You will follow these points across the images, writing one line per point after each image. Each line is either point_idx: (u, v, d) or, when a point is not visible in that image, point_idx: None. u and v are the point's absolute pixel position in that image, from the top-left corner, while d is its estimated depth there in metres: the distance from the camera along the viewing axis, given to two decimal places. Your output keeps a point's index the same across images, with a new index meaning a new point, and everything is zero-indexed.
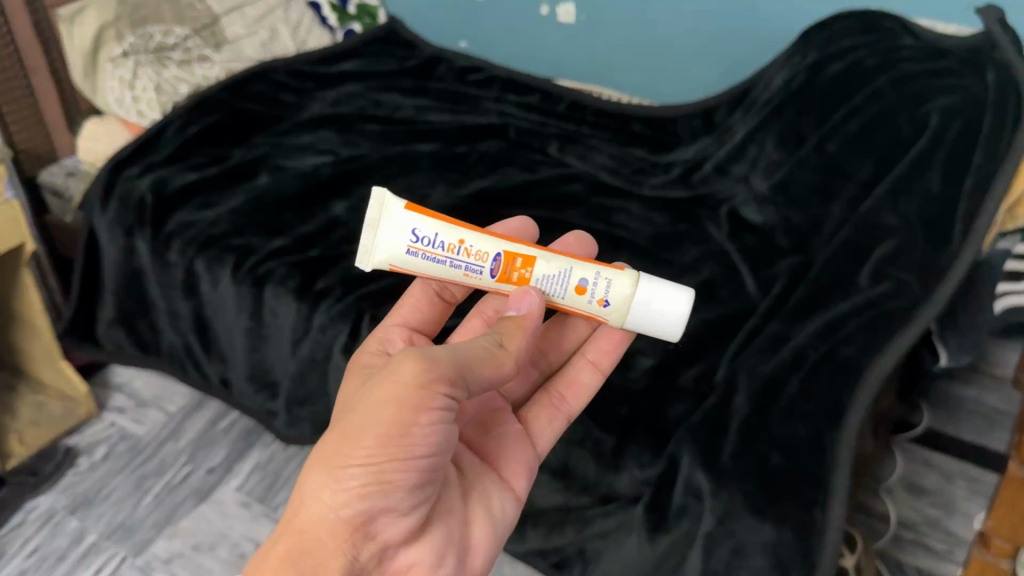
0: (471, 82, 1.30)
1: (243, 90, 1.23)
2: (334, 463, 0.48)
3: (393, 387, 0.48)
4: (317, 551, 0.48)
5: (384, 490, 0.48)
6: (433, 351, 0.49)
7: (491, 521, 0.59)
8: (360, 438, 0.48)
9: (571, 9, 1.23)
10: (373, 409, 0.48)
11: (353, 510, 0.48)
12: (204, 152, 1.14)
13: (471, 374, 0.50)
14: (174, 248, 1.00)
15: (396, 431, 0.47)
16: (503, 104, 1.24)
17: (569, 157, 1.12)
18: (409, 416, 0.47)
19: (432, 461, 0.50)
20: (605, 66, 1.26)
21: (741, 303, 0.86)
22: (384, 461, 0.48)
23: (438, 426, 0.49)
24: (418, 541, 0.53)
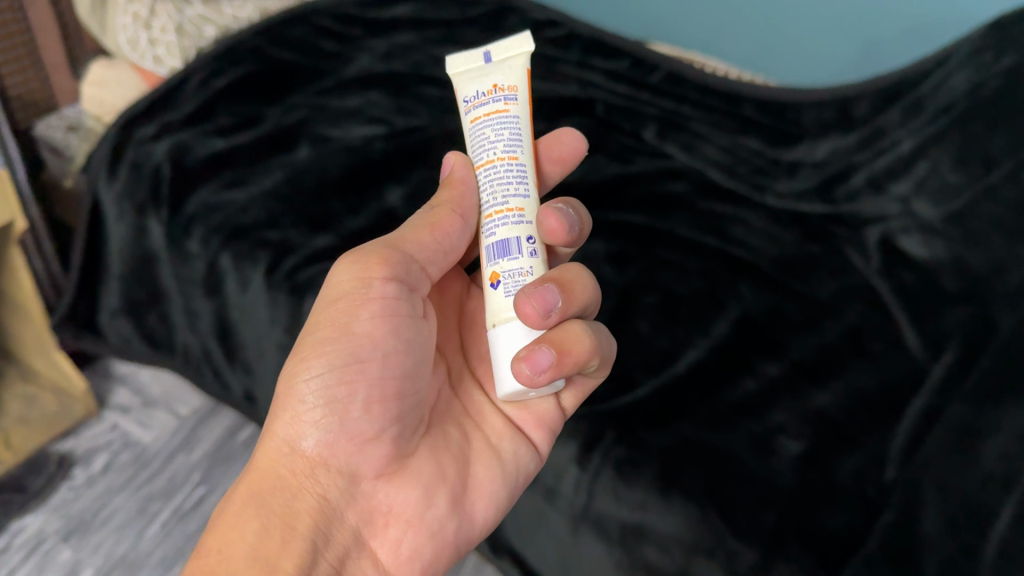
0: (548, 39, 1.09)
1: (278, 37, 1.04)
2: (285, 387, 0.51)
3: (335, 296, 0.52)
4: (284, 489, 0.49)
5: (338, 415, 0.50)
6: (363, 250, 0.52)
7: (495, 463, 0.55)
8: (303, 353, 0.51)
9: None
10: (317, 322, 0.52)
11: (311, 438, 0.50)
12: (233, 111, 0.96)
13: (405, 246, 0.52)
14: (195, 236, 0.83)
15: (332, 336, 0.51)
16: (586, 71, 1.05)
17: (669, 144, 0.93)
18: (342, 316, 0.51)
19: (384, 365, 0.50)
20: (711, 32, 1.06)
21: (903, 366, 0.69)
22: (331, 371, 0.50)
23: (386, 319, 0.50)
24: (397, 476, 0.51)
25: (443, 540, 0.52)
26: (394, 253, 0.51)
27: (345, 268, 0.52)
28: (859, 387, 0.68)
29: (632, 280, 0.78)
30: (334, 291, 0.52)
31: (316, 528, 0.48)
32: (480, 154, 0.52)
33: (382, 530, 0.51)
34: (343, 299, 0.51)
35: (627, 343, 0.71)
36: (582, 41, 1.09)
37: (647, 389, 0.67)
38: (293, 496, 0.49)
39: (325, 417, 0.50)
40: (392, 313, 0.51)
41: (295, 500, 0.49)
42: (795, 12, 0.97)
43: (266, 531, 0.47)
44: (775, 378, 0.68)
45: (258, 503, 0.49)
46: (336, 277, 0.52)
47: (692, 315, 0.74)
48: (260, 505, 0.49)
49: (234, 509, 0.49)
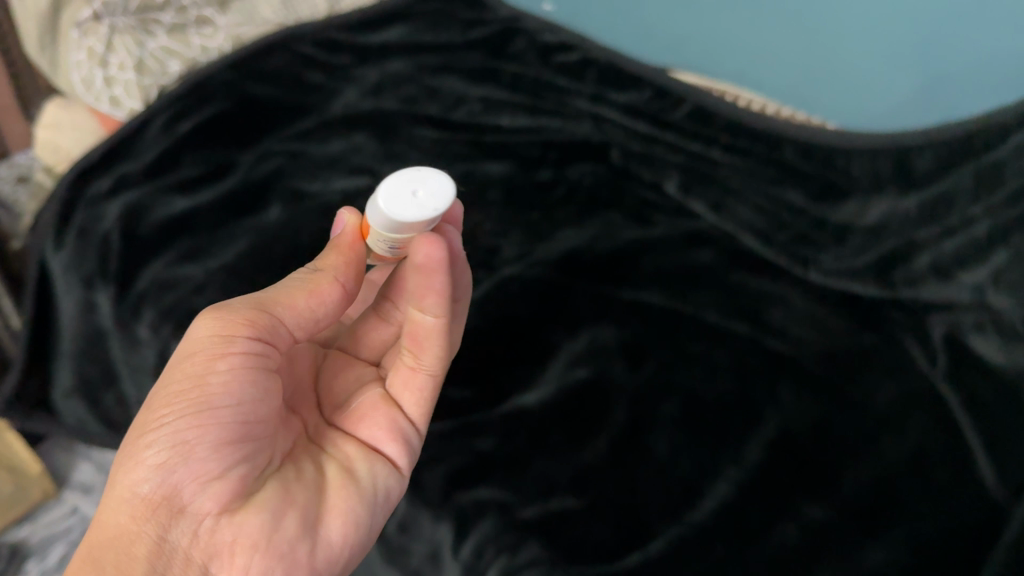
0: (559, 66, 0.96)
1: (254, 69, 0.92)
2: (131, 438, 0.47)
3: (194, 350, 0.47)
4: (121, 540, 0.45)
5: (183, 457, 0.45)
6: (229, 305, 0.48)
7: (354, 492, 0.53)
8: (151, 403, 0.47)
9: None
10: (169, 378, 0.47)
11: (152, 482, 0.45)
12: (199, 158, 0.84)
13: (275, 309, 0.49)
14: (145, 320, 0.72)
15: (192, 391, 0.46)
16: (601, 105, 0.92)
17: (696, 201, 0.81)
18: (193, 365, 0.47)
19: (238, 413, 0.47)
20: (744, 59, 0.92)
21: (978, 505, 0.57)
22: (186, 417, 0.46)
23: (242, 372, 0.47)
24: (241, 512, 0.47)
25: (296, 562, 0.48)
26: (262, 315, 0.48)
27: (210, 325, 0.48)
28: (926, 533, 0.55)
29: (651, 384, 0.65)
30: (191, 348, 0.47)
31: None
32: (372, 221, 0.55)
33: (225, 564, 0.47)
34: (200, 348, 0.47)
35: (643, 470, 0.59)
36: (598, 68, 0.96)
37: (663, 541, 0.55)
38: (129, 544, 0.45)
39: (168, 461, 0.45)
40: (255, 363, 0.48)
41: (135, 548, 0.45)
42: (846, 42, 0.83)
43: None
44: (822, 525, 0.56)
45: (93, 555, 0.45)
46: (198, 331, 0.48)
47: (721, 432, 0.62)
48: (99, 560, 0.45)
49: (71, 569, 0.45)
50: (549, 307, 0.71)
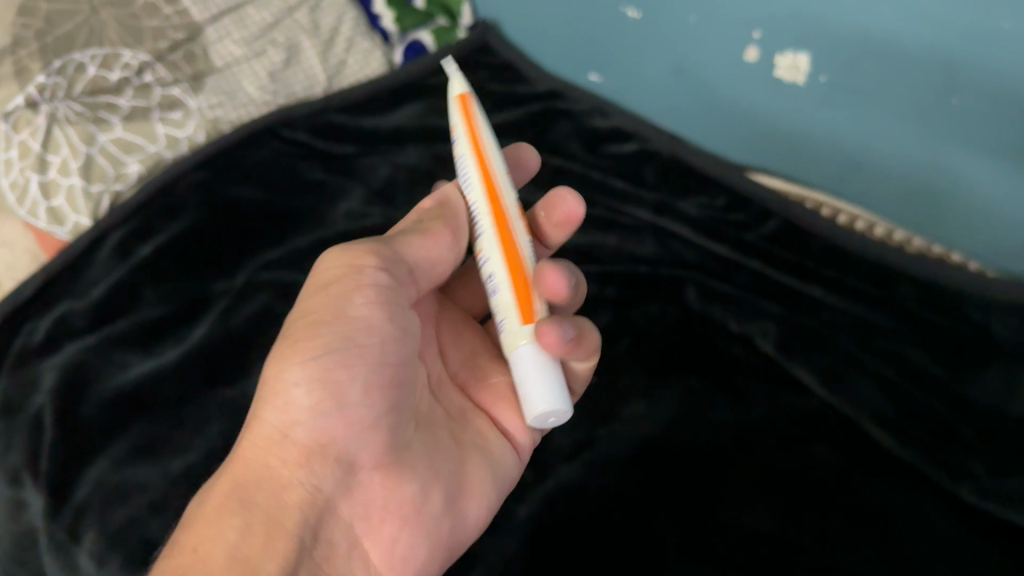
0: (610, 160, 0.79)
1: (236, 165, 0.74)
2: (275, 371, 0.50)
3: (330, 284, 0.51)
4: (272, 480, 0.48)
5: (335, 400, 0.49)
6: (357, 242, 0.53)
7: (487, 466, 0.56)
8: (292, 336, 0.50)
9: (802, 63, 0.71)
10: (308, 306, 0.52)
11: (304, 426, 0.49)
12: (163, 291, 0.66)
13: (398, 245, 0.53)
14: (85, 546, 0.54)
15: (327, 325, 0.50)
16: (665, 214, 0.74)
17: (799, 369, 0.62)
18: (329, 308, 0.51)
19: (381, 350, 0.51)
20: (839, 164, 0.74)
21: None
22: (323, 356, 0.50)
23: (380, 307, 0.51)
24: (395, 468, 0.51)
25: (439, 536, 0.52)
26: (386, 249, 0.53)
27: (343, 257, 0.52)
28: None
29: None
30: (321, 283, 0.52)
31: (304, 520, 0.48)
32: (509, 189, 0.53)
33: (373, 527, 0.51)
34: (336, 285, 0.51)
35: None
36: (658, 162, 0.78)
37: None
38: (282, 488, 0.48)
39: (321, 402, 0.49)
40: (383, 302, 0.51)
41: (239, 500, 0.47)
42: (978, 158, 0.66)
43: (237, 508, 0.47)
44: None
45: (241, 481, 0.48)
46: (329, 273, 0.52)
47: None
48: (243, 482, 0.48)
49: (219, 496, 0.48)
50: (596, 531, 0.54)
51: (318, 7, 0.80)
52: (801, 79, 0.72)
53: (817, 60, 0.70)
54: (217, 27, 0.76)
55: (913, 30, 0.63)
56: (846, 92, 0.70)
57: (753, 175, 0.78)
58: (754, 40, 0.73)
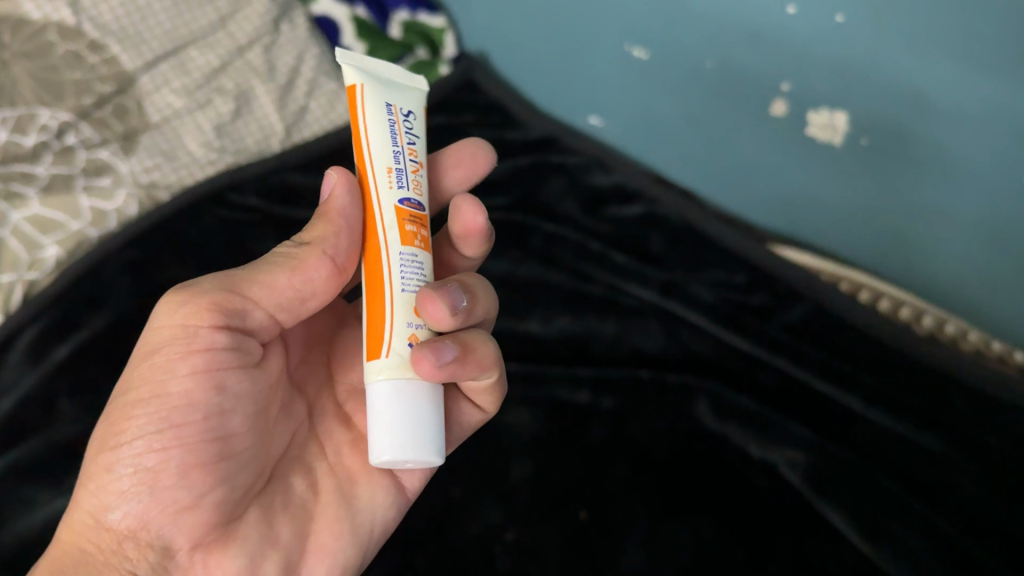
0: (611, 225, 0.68)
1: (177, 238, 0.63)
2: (98, 446, 0.41)
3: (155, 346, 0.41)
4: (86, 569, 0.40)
5: (149, 482, 0.40)
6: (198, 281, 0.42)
7: (348, 532, 0.45)
8: (118, 403, 0.41)
9: (838, 120, 0.60)
10: (136, 365, 0.41)
11: (120, 510, 0.40)
12: (85, 402, 0.57)
13: (245, 288, 0.41)
14: None
15: (142, 400, 0.40)
16: (674, 298, 0.63)
17: (840, 512, 0.52)
18: (150, 374, 0.40)
19: (207, 425, 0.40)
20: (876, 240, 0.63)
21: None
22: (135, 439, 0.40)
23: (209, 376, 0.40)
24: (226, 551, 0.41)
25: None
26: (231, 297, 0.41)
27: (172, 310, 0.40)
28: None
29: None
30: (154, 340, 0.41)
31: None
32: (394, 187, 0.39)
33: None
34: (159, 353, 0.40)
35: None
36: (672, 229, 0.67)
37: None
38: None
39: (134, 485, 0.40)
40: (215, 368, 0.40)
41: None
42: None
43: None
44: None
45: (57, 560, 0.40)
46: (159, 327, 0.41)
47: None
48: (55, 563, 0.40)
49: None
50: None
51: (275, 44, 0.70)
52: (836, 140, 0.61)
53: (857, 120, 0.60)
54: (153, 75, 0.65)
55: (979, 93, 0.54)
56: (894, 158, 0.59)
57: (775, 247, 0.67)
58: (782, 92, 0.62)
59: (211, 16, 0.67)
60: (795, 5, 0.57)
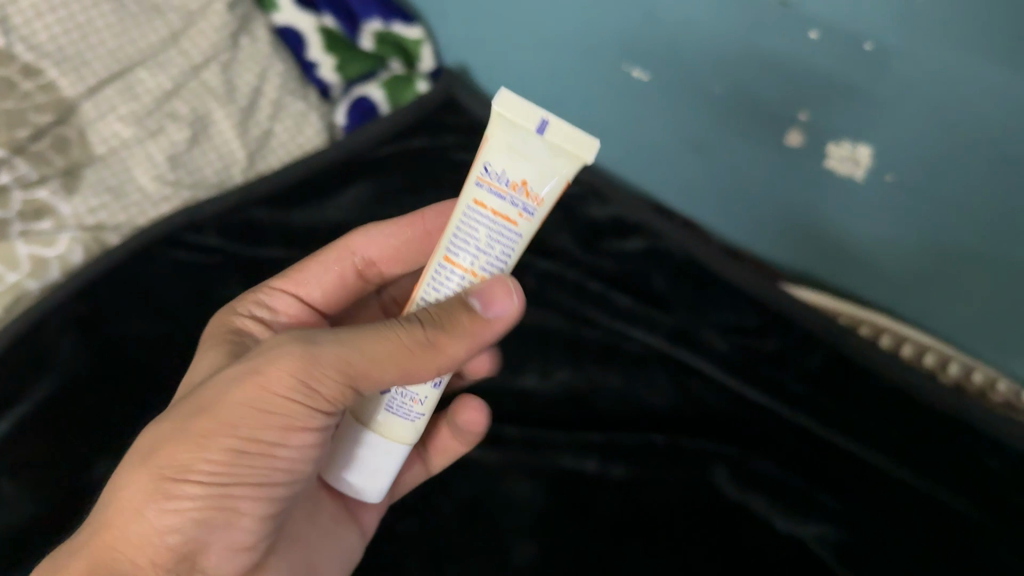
0: (611, 260, 0.63)
1: (130, 288, 0.57)
2: (162, 471, 0.37)
3: (259, 404, 0.37)
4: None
5: (222, 519, 0.39)
6: (321, 339, 0.37)
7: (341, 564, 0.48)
8: (204, 437, 0.37)
9: (860, 154, 0.55)
10: (229, 406, 0.37)
11: (182, 534, 0.38)
12: (30, 485, 0.50)
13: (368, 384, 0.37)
14: None
15: (241, 453, 0.38)
16: (684, 347, 0.58)
17: None
18: (252, 428, 0.38)
19: (294, 486, 0.41)
20: (898, 278, 0.59)
21: None
22: (219, 486, 0.38)
23: (314, 449, 0.40)
24: None
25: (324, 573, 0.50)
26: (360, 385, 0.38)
27: (280, 373, 0.37)
28: None
29: None
30: (251, 396, 0.37)
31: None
32: (455, 246, 0.36)
33: None
34: (279, 413, 0.38)
35: None
36: (673, 264, 0.62)
37: None
38: None
39: (204, 516, 0.38)
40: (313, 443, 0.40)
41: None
42: None
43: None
44: None
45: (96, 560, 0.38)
46: (269, 382, 0.37)
47: None
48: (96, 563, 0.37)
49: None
50: None
51: (234, 62, 0.62)
52: (858, 174, 0.56)
53: (881, 155, 0.55)
54: (96, 101, 0.58)
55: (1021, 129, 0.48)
56: (921, 196, 0.54)
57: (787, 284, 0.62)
58: (799, 121, 0.56)
59: (161, 33, 0.60)
60: (818, 32, 0.52)
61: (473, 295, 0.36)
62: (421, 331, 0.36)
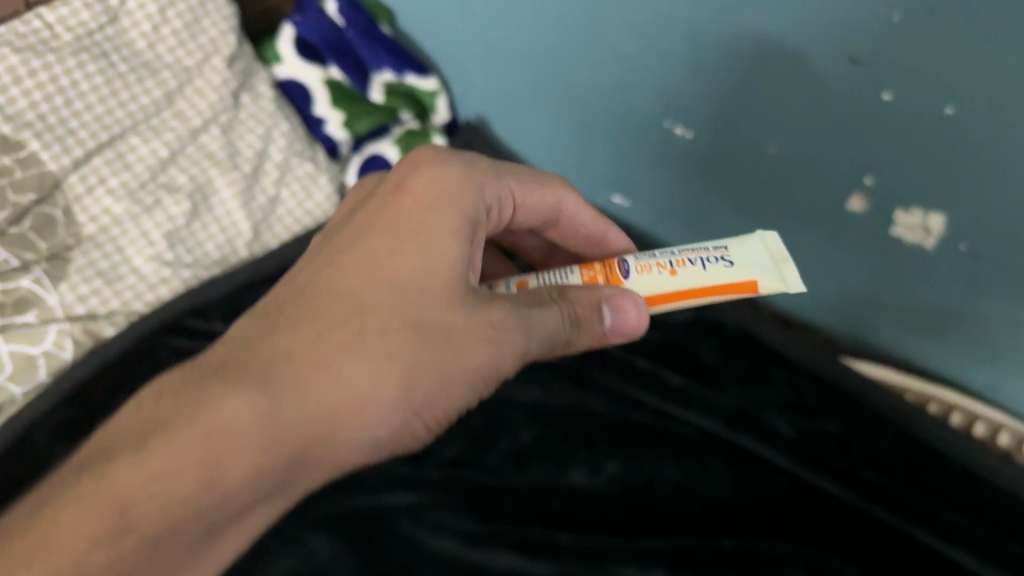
0: (655, 332, 0.60)
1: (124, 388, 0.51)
2: (410, 373, 0.37)
3: (502, 351, 0.40)
4: (246, 481, 0.33)
5: (365, 447, 0.37)
6: (553, 315, 0.41)
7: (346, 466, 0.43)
8: (449, 362, 0.39)
9: (932, 221, 0.51)
10: (470, 346, 0.39)
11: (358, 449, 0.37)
12: None
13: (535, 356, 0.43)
14: None
15: (454, 381, 0.40)
16: (741, 433, 0.53)
17: None
18: (481, 367, 0.40)
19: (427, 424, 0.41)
20: (963, 349, 0.55)
21: None
22: (419, 405, 0.39)
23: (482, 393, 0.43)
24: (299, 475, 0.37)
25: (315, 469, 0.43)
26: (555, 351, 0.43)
27: (541, 332, 0.41)
28: None
29: None
30: (494, 355, 0.40)
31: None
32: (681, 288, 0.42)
33: None
34: (507, 365, 0.41)
35: None
36: (724, 338, 0.59)
37: None
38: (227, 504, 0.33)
39: (386, 434, 0.38)
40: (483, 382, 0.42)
41: (241, 491, 0.33)
42: None
43: (270, 479, 0.33)
44: None
45: (293, 444, 0.34)
46: (505, 348, 0.40)
47: None
48: (290, 450, 0.34)
49: (239, 474, 0.32)
50: None
51: (235, 123, 0.59)
52: (930, 242, 0.51)
53: (957, 225, 0.50)
54: (84, 173, 0.53)
55: None
56: (1005, 268, 0.49)
57: (847, 357, 0.59)
58: (867, 184, 0.52)
59: (154, 94, 0.56)
60: (893, 92, 0.47)
61: (609, 308, 0.41)
62: (578, 308, 0.41)
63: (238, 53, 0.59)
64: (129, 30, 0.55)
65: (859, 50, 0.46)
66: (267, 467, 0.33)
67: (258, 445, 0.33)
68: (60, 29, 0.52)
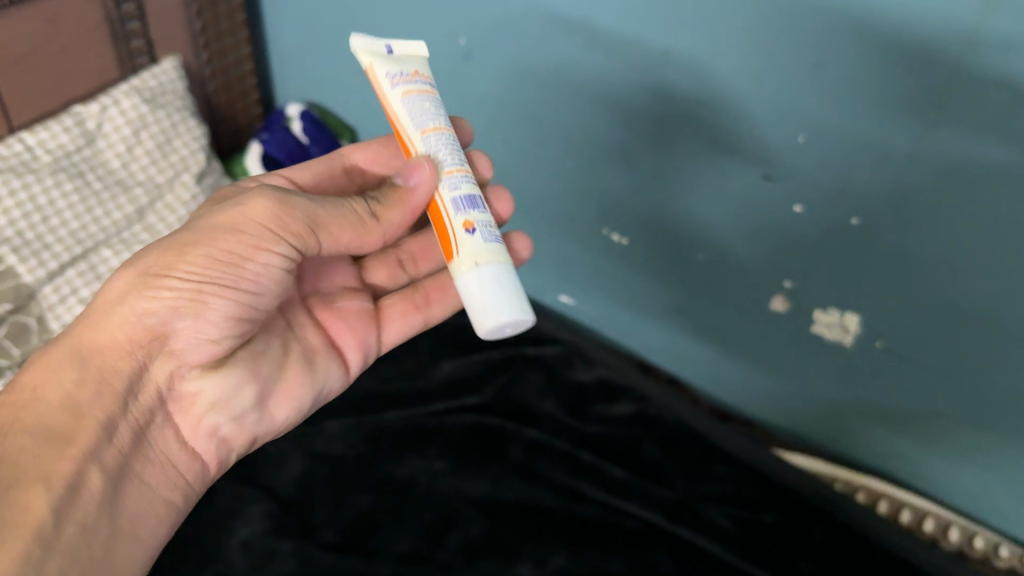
0: (602, 427, 0.62)
1: None
2: (151, 271, 0.37)
3: (238, 226, 0.37)
4: (43, 375, 0.38)
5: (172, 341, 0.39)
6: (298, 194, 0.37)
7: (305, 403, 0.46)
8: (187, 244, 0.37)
9: (848, 320, 0.55)
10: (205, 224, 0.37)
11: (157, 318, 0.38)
12: None
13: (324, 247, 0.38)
14: None
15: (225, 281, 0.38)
16: (687, 526, 0.55)
17: None
18: (229, 252, 0.37)
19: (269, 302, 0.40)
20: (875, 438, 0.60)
21: None
22: (204, 292, 0.37)
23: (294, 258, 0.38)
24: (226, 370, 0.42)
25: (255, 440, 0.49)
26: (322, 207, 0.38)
27: (260, 211, 0.37)
28: None
29: None
30: (234, 218, 0.37)
31: (104, 505, 0.38)
32: (417, 121, 0.37)
33: None
34: (256, 229, 0.37)
35: None
36: (668, 433, 0.62)
37: None
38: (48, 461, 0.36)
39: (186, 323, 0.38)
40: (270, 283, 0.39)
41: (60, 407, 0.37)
42: None
43: (86, 388, 0.38)
44: None
45: (85, 366, 0.38)
46: (250, 217, 0.37)
47: None
48: (87, 365, 0.38)
49: (52, 389, 0.37)
50: None
51: None
52: (849, 339, 0.55)
53: (869, 324, 0.54)
54: (58, 284, 0.57)
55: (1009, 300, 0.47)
56: (914, 364, 0.53)
57: (778, 450, 0.63)
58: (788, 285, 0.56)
59: (126, 209, 0.61)
60: (803, 205, 0.51)
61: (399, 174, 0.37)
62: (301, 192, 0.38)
63: (208, 169, 0.67)
64: (104, 151, 0.60)
65: (773, 167, 0.51)
66: (70, 386, 0.38)
67: (59, 386, 0.38)
68: (39, 151, 0.57)
